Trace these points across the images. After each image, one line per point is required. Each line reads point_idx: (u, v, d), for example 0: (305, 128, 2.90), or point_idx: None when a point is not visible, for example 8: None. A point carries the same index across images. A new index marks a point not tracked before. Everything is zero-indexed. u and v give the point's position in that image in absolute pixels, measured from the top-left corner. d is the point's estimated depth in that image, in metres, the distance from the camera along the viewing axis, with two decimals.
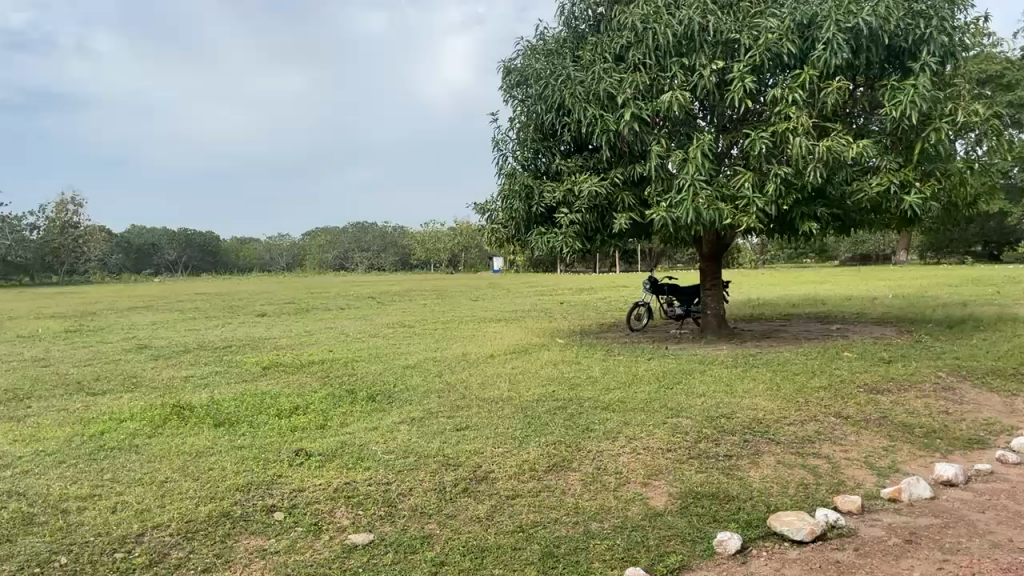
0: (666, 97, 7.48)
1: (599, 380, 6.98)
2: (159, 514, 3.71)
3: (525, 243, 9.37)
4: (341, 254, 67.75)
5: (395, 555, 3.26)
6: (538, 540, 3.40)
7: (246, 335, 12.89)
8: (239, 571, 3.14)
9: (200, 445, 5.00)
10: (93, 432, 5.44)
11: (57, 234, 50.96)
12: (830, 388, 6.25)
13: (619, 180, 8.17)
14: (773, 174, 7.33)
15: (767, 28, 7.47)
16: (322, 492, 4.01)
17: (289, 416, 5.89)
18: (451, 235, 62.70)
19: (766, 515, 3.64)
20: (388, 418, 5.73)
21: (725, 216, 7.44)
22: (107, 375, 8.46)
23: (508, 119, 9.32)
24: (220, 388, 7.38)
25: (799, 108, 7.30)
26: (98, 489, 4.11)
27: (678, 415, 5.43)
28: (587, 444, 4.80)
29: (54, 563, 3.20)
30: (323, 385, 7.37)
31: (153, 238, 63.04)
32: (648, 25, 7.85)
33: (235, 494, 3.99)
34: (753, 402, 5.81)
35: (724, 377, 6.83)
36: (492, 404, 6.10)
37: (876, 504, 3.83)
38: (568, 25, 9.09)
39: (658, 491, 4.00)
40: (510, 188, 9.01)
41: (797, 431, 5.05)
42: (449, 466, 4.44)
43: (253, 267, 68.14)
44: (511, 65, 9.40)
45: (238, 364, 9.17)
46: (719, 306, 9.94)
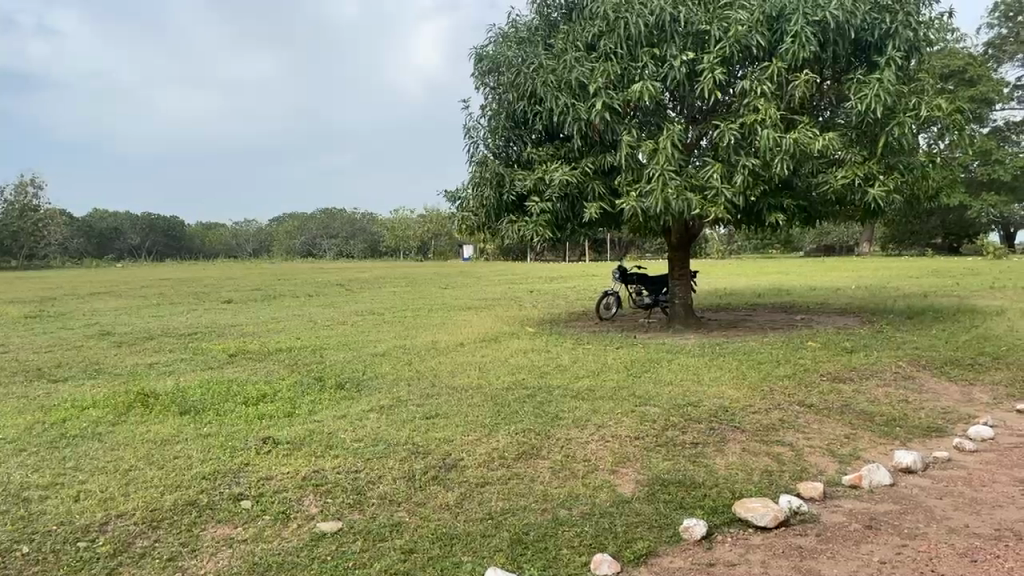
0: (637, 87, 7.51)
1: (568, 368, 7.02)
2: (124, 503, 3.66)
3: (496, 231, 9.37)
4: (309, 240, 67.16)
5: (365, 543, 3.26)
6: (507, 527, 3.43)
7: (212, 322, 12.73)
8: (206, 560, 3.12)
9: (165, 432, 4.94)
10: (54, 419, 5.34)
11: (16, 217, 49.79)
12: (794, 377, 6.35)
13: (590, 170, 8.19)
14: (741, 165, 7.39)
15: (736, 20, 7.52)
16: (290, 480, 3.99)
17: (257, 403, 5.84)
18: (421, 222, 62.41)
19: (732, 502, 3.70)
20: (357, 406, 5.71)
21: (694, 206, 7.48)
22: (70, 362, 8.32)
23: (479, 106, 9.30)
24: (186, 376, 7.28)
25: (767, 100, 7.37)
26: (61, 478, 4.04)
27: (646, 403, 5.49)
28: (556, 432, 4.83)
29: (16, 552, 3.15)
30: (292, 373, 7.31)
31: (116, 223, 61.83)
32: (620, 15, 7.86)
33: (203, 482, 3.95)
34: (719, 390, 5.89)
35: (692, 365, 6.92)
36: (462, 392, 6.11)
37: (838, 490, 3.92)
38: (540, 12, 9.07)
39: (625, 478, 4.05)
40: (481, 176, 9.00)
41: (762, 419, 5.14)
42: (419, 454, 4.45)
43: (219, 253, 67.21)
44: (483, 52, 9.36)
45: (204, 351, 9.06)
46: (688, 295, 10.03)
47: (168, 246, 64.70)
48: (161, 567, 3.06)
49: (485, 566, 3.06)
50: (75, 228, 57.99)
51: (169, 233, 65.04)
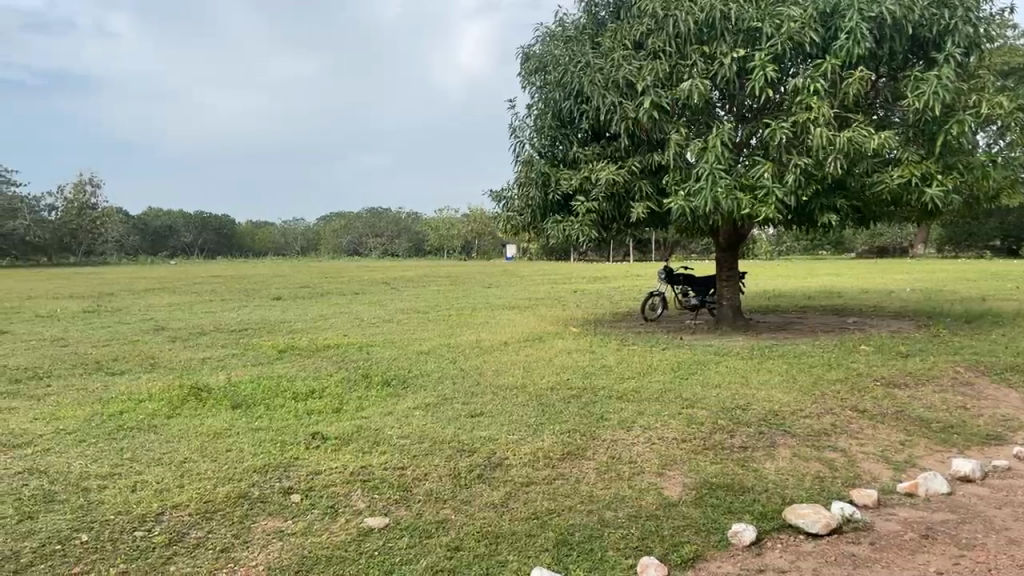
0: (686, 85, 7.43)
1: (614, 369, 6.96)
2: (178, 494, 3.75)
3: (541, 231, 9.35)
4: (355, 238, 67.91)
5: (411, 540, 3.28)
6: (552, 527, 3.41)
7: (261, 319, 12.97)
8: (257, 551, 3.17)
9: (217, 426, 5.05)
10: (112, 412, 5.50)
11: (75, 216, 51.48)
12: (847, 382, 6.20)
13: (637, 169, 8.12)
14: (793, 164, 7.25)
15: (789, 16, 7.38)
16: (338, 476, 4.04)
17: (305, 399, 5.93)
18: (465, 222, 62.74)
19: (782, 507, 3.63)
20: (404, 403, 5.75)
21: (743, 206, 7.37)
22: (125, 355, 8.56)
23: (525, 106, 9.29)
24: (237, 371, 7.42)
25: (821, 97, 7.22)
26: (118, 468, 4.15)
27: (693, 406, 5.42)
28: (602, 433, 4.80)
29: (75, 540, 3.24)
30: (339, 370, 7.41)
31: (169, 221, 63.45)
32: (669, 12, 7.78)
33: (253, 476, 4.02)
34: (768, 394, 5.79)
35: (740, 368, 6.82)
36: (506, 392, 6.12)
37: (892, 498, 3.82)
38: (588, 11, 9.05)
39: (672, 481, 4.01)
40: (527, 175, 9.00)
41: (813, 423, 5.03)
42: (464, 452, 4.46)
43: (269, 253, 68.48)
44: (530, 52, 9.36)
45: (254, 347, 9.23)
46: (735, 297, 9.88)
47: (219, 244, 66.08)
48: (213, 557, 3.12)
49: (530, 566, 3.05)
50: (130, 226, 59.71)
51: (221, 232, 66.50)
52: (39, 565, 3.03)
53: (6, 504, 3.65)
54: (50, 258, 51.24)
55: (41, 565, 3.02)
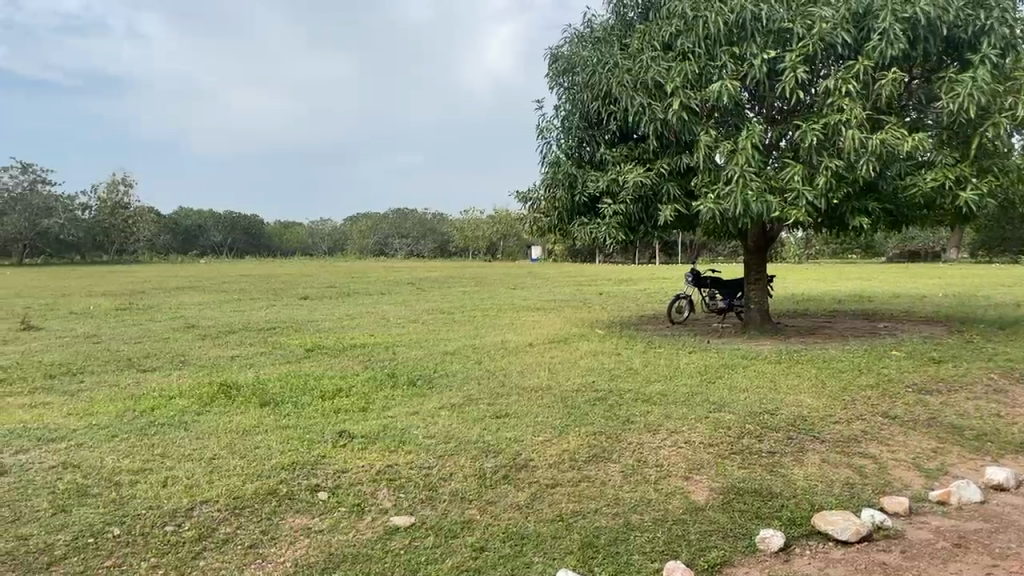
0: (715, 86, 7.37)
1: (640, 372, 6.93)
2: (208, 490, 3.80)
3: (568, 232, 9.33)
4: (381, 238, 68.28)
5: (437, 539, 3.29)
6: (578, 529, 3.40)
7: (289, 318, 13.10)
8: (285, 548, 3.20)
9: (246, 423, 5.11)
10: (144, 408, 5.58)
11: (108, 215, 52.44)
12: (878, 388, 6.11)
13: (665, 171, 8.08)
14: (824, 166, 7.17)
15: (821, 17, 7.31)
16: (365, 474, 4.07)
17: (332, 397, 5.98)
18: (491, 222, 62.87)
19: (811, 514, 3.59)
20: (430, 403, 5.77)
21: (773, 209, 7.31)
22: (156, 352, 8.69)
23: (553, 107, 9.28)
24: (265, 369, 7.50)
25: (853, 99, 7.14)
26: (149, 463, 4.22)
27: (721, 410, 5.38)
28: (628, 436, 4.77)
29: (107, 534, 3.29)
30: (366, 369, 7.46)
31: (199, 220, 64.31)
32: (699, 13, 7.73)
33: (281, 472, 4.06)
34: (797, 399, 5.73)
35: (768, 372, 6.76)
36: (532, 393, 6.12)
37: (924, 506, 3.76)
38: (616, 12, 9.02)
39: (699, 485, 3.98)
40: (554, 176, 8.99)
41: (843, 429, 4.96)
42: (489, 452, 4.46)
43: (296, 252, 69.14)
44: (558, 53, 9.34)
45: (282, 345, 9.32)
46: (764, 301, 9.78)
47: (248, 243, 66.84)
48: (242, 553, 3.15)
49: (556, 568, 3.05)
50: (161, 226, 60.60)
51: (250, 232, 67.22)
52: (73, 557, 3.08)
53: (41, 497, 3.72)
54: (84, 256, 52.22)
55: (75, 558, 3.07)
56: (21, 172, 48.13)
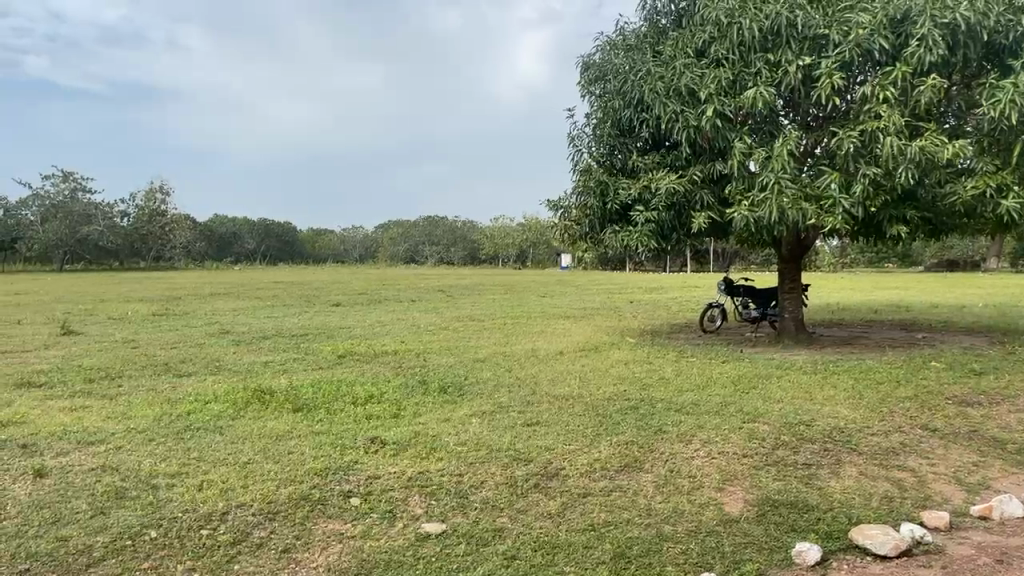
0: (750, 93, 7.30)
1: (671, 381, 6.87)
2: (243, 494, 3.84)
3: (599, 240, 9.30)
4: (412, 246, 68.58)
5: (468, 547, 3.29)
6: (610, 539, 3.38)
7: (321, 324, 13.23)
8: (317, 553, 3.22)
9: (279, 428, 5.16)
10: (180, 412, 5.67)
11: (146, 222, 53.52)
12: (917, 399, 5.99)
13: (698, 178, 8.02)
14: (861, 174, 7.06)
15: (858, 23, 7.21)
16: (397, 481, 4.08)
17: (364, 404, 6.01)
18: (521, 231, 63.01)
19: (848, 527, 3.52)
20: (461, 410, 5.78)
21: (809, 216, 7.21)
22: (192, 358, 8.82)
23: (584, 115, 9.27)
24: (298, 375, 7.57)
25: (891, 106, 7.02)
26: (185, 467, 4.28)
27: (755, 421, 5.31)
28: (660, 446, 4.73)
29: (145, 537, 3.34)
30: (396, 376, 7.50)
31: (234, 228, 65.29)
32: (733, 20, 7.67)
33: (314, 478, 4.09)
34: (833, 410, 5.63)
35: (803, 383, 6.65)
36: (563, 401, 6.09)
37: (965, 521, 3.66)
38: (649, 20, 9.00)
39: (733, 497, 3.92)
40: (585, 184, 8.98)
41: (881, 442, 4.87)
42: (520, 461, 4.45)
43: (328, 259, 69.86)
44: (589, 60, 9.33)
45: (314, 351, 9.41)
46: (798, 310, 9.65)
47: (281, 250, 67.67)
48: (276, 557, 3.18)
49: None
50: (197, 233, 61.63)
51: (283, 239, 68.05)
52: (110, 559, 3.12)
53: (81, 498, 3.79)
54: (121, 262, 53.39)
55: (113, 560, 3.12)
56: (62, 180, 49.39)
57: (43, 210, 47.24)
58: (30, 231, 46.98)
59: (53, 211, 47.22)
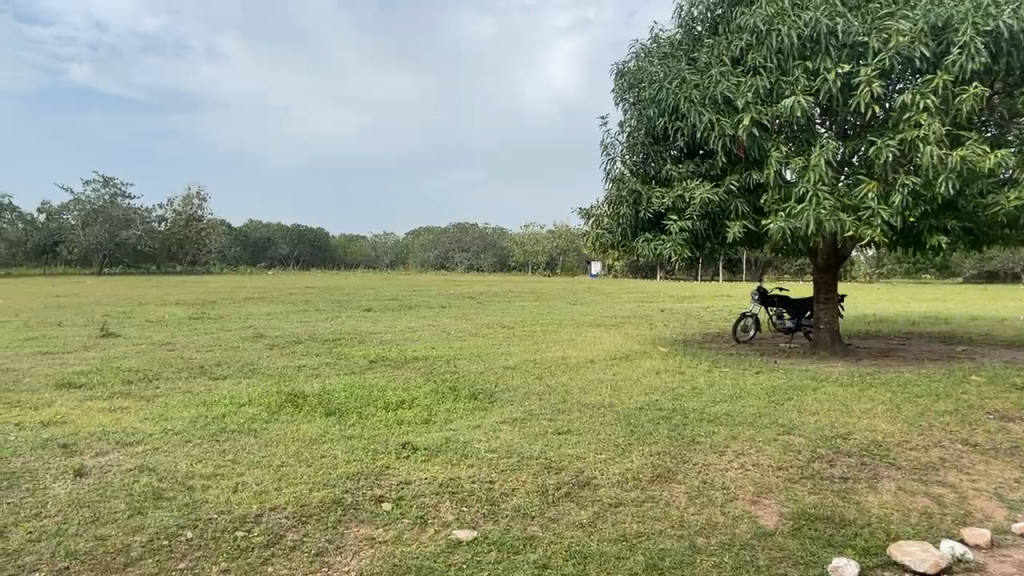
0: (787, 101, 7.22)
1: (704, 392, 6.80)
2: (276, 497, 3.88)
3: (631, 249, 9.25)
4: (442, 253, 68.84)
5: (499, 554, 3.28)
6: (642, 550, 3.35)
7: (352, 329, 13.35)
8: (349, 557, 3.24)
9: (313, 432, 5.21)
10: (215, 414, 5.75)
11: (182, 227, 54.56)
12: (956, 414, 5.85)
13: (734, 187, 7.95)
14: (901, 184, 6.94)
15: (898, 31, 7.11)
16: (428, 486, 4.10)
17: (395, 409, 6.05)
18: (551, 238, 63.04)
19: (886, 543, 3.45)
20: (491, 417, 5.78)
21: (846, 227, 7.11)
22: (226, 361, 8.95)
23: (617, 123, 9.25)
24: (330, 380, 7.64)
25: (931, 114, 6.90)
26: (220, 469, 4.33)
27: (790, 433, 5.24)
28: (692, 456, 4.69)
29: (181, 537, 3.38)
30: (427, 381, 7.53)
31: (268, 233, 66.20)
32: (772, 27, 7.59)
33: (347, 482, 4.12)
34: (870, 423, 5.53)
35: (839, 395, 6.54)
36: (593, 409, 6.07)
37: (1007, 539, 3.57)
38: (685, 27, 8.96)
39: (768, 510, 3.87)
40: (618, 193, 8.96)
41: (919, 456, 4.77)
42: (551, 469, 4.44)
43: (360, 265, 70.48)
44: (624, 68, 9.31)
45: (346, 356, 9.50)
46: (834, 321, 9.47)
47: (314, 256, 68.43)
48: (308, 560, 3.20)
49: None
50: (232, 238, 62.60)
51: (315, 244, 68.83)
52: (148, 559, 3.17)
53: (119, 498, 3.86)
54: (158, 266, 54.43)
55: (150, 559, 3.17)
56: (103, 186, 50.53)
57: (84, 213, 48.36)
58: (71, 235, 48.14)
59: (94, 216, 48.36)
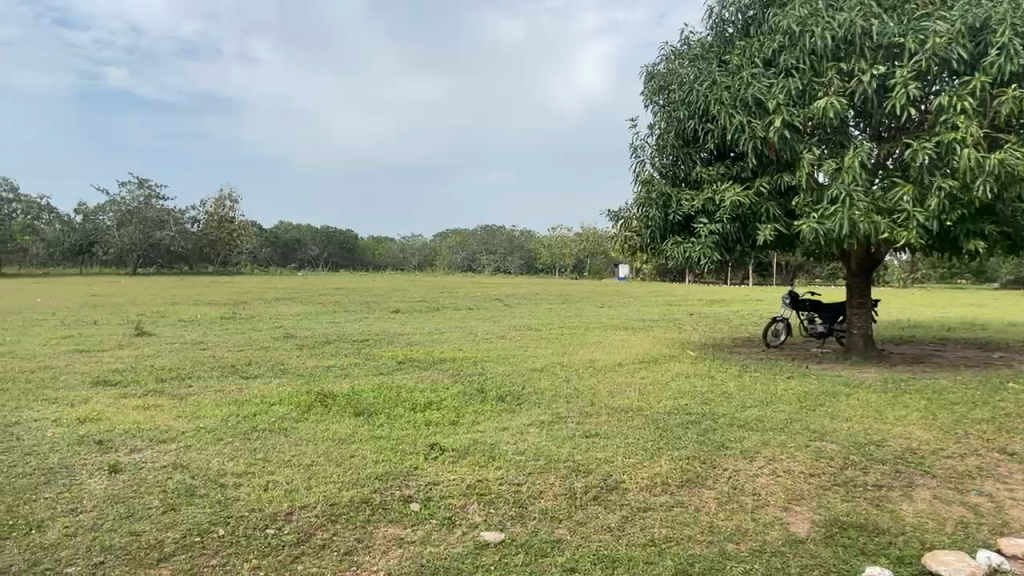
0: (820, 103, 7.13)
1: (734, 396, 6.74)
2: (306, 496, 3.91)
3: (660, 251, 9.20)
4: (469, 255, 68.99)
5: (526, 557, 3.28)
6: (671, 556, 3.32)
7: (380, 330, 13.44)
8: (377, 557, 3.26)
9: (342, 432, 5.25)
10: (246, 413, 5.82)
11: (214, 228, 55.39)
12: (993, 422, 5.73)
13: (765, 190, 7.87)
14: (937, 187, 6.83)
15: (935, 32, 6.99)
16: (456, 487, 4.11)
17: (423, 410, 6.07)
18: (578, 241, 62.92)
19: (921, 552, 3.39)
20: (518, 419, 5.78)
21: (880, 230, 7.01)
22: (257, 361, 9.06)
23: (646, 125, 9.20)
24: (359, 380, 7.69)
25: (969, 117, 6.77)
26: (252, 467, 4.38)
27: (822, 439, 5.16)
28: (722, 462, 4.64)
29: (213, 534, 3.43)
30: (455, 383, 7.55)
31: (298, 234, 66.90)
32: (805, 28, 7.50)
33: (376, 482, 4.14)
34: (904, 431, 5.44)
35: (873, 402, 6.43)
36: (622, 413, 6.04)
37: None
38: (716, 28, 8.89)
39: (799, 517, 3.81)
40: (647, 195, 8.91)
41: (955, 465, 4.68)
42: (579, 472, 4.42)
43: (388, 267, 70.92)
44: (654, 70, 9.26)
45: (375, 357, 9.56)
46: (867, 327, 9.35)
47: (343, 258, 69.01)
48: (337, 559, 3.22)
49: None
50: (263, 239, 63.39)
51: (345, 246, 69.42)
52: (181, 555, 3.22)
53: (153, 495, 3.92)
54: (191, 267, 55.29)
55: (183, 556, 3.21)
56: (138, 187, 51.49)
57: (119, 214, 49.31)
58: (106, 236, 49.10)
59: (129, 217, 49.29)
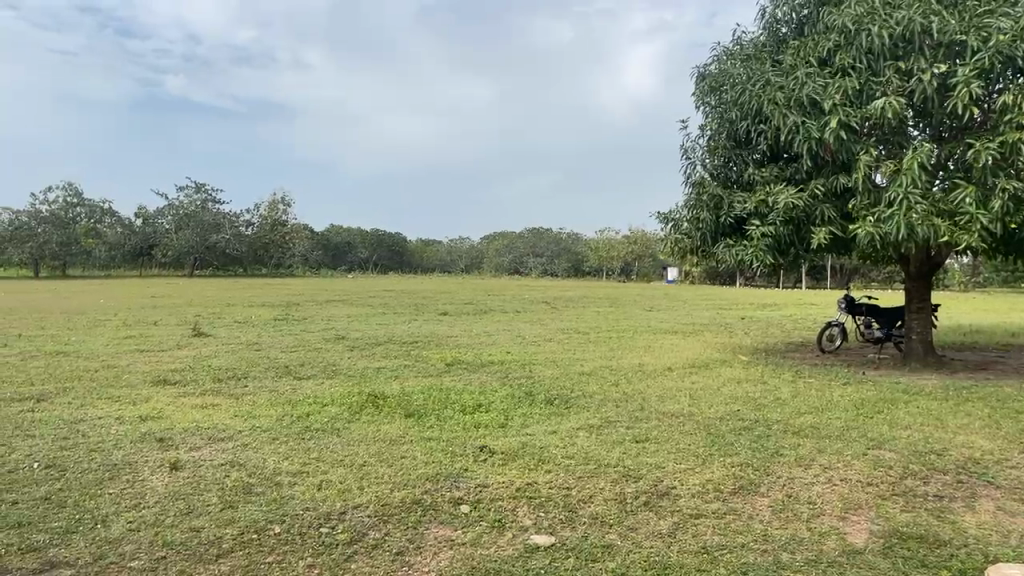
0: (879, 103, 6.95)
1: (787, 402, 6.61)
2: (358, 496, 3.97)
3: (711, 254, 9.08)
4: (517, 257, 69.20)
5: (576, 561, 3.27)
6: (724, 563, 3.28)
7: (429, 332, 13.56)
8: (428, 557, 3.29)
9: (393, 433, 5.31)
10: (300, 413, 5.93)
11: (268, 231, 56.73)
12: None
13: (820, 192, 7.71)
14: (1001, 188, 6.61)
15: (999, 28, 6.77)
16: (505, 490, 4.12)
17: (473, 412, 6.11)
18: (626, 244, 62.65)
19: (985, 565, 3.28)
20: (568, 423, 5.77)
21: (941, 233, 6.80)
22: (309, 361, 9.22)
23: (697, 127, 9.10)
24: (409, 381, 7.77)
25: None
26: (306, 466, 4.46)
27: (881, 447, 5.04)
28: (777, 469, 4.56)
29: (269, 531, 3.50)
30: (504, 385, 7.57)
31: (348, 237, 67.92)
32: (862, 26, 7.33)
33: (426, 483, 4.18)
34: (967, 440, 5.27)
35: (934, 409, 6.24)
36: (672, 418, 5.98)
37: None
38: (769, 28, 8.75)
39: (857, 527, 3.72)
40: (698, 198, 8.81)
41: (1022, 475, 4.51)
42: (630, 477, 4.39)
43: (437, 270, 71.52)
44: (705, 71, 9.16)
45: (425, 359, 9.65)
46: (927, 331, 9.06)
47: (392, 261, 69.82)
48: (390, 559, 3.26)
49: None
50: (314, 242, 64.59)
51: (394, 249, 70.23)
52: (239, 551, 3.29)
53: (211, 492, 4.02)
54: (245, 270, 56.67)
55: (240, 552, 3.28)
56: (195, 191, 53.05)
57: (178, 218, 50.87)
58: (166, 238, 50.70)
59: (186, 220, 50.80)
